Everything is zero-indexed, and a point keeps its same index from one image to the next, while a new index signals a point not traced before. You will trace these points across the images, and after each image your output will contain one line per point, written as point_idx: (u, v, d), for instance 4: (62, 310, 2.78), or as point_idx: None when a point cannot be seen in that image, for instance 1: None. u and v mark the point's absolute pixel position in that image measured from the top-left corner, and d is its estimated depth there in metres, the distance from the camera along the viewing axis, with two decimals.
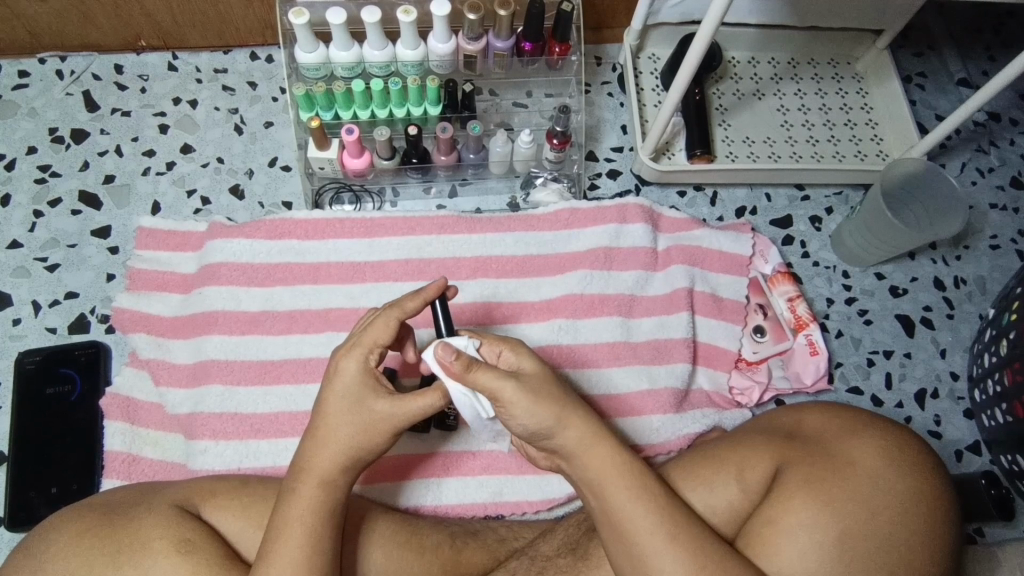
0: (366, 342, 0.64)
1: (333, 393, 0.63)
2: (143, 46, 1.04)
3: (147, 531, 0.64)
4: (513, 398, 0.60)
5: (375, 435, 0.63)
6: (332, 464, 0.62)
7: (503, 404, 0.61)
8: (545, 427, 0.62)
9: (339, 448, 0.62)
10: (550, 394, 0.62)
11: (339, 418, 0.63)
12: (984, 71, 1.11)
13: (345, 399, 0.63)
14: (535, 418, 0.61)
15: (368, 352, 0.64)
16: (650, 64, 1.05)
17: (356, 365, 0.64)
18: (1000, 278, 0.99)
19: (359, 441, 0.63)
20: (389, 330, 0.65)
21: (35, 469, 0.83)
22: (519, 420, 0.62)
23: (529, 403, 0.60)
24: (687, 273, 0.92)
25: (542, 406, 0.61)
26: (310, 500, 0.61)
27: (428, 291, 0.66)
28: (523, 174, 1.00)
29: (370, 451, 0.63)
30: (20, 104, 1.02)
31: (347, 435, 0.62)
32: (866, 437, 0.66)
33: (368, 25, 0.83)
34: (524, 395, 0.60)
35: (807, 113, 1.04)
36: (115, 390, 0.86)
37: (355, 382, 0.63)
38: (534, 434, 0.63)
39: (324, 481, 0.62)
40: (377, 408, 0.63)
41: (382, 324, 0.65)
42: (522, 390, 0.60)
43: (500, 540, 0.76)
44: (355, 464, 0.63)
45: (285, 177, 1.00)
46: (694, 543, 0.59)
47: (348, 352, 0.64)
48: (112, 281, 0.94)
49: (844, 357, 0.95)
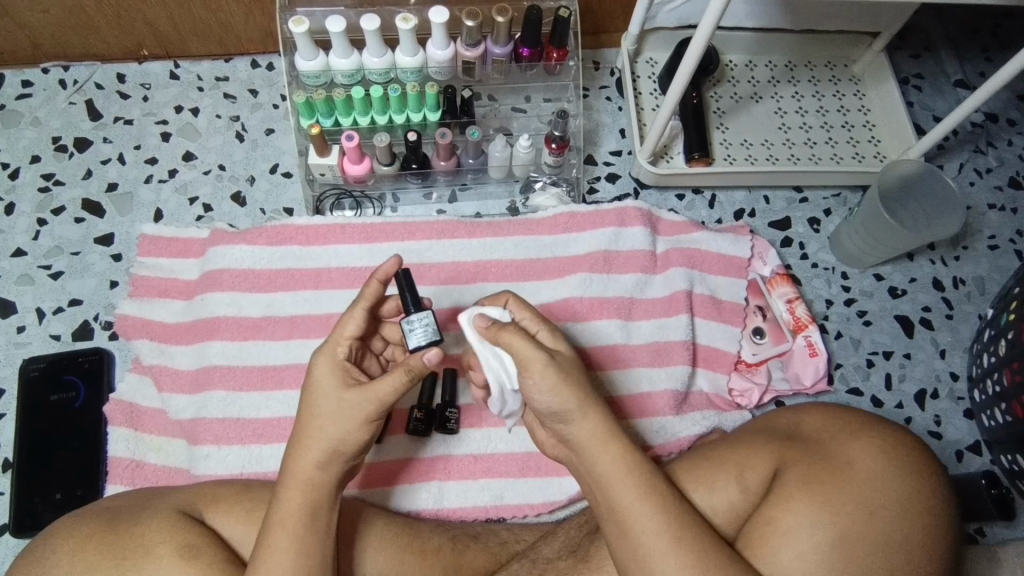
0: (335, 335, 0.66)
1: (310, 390, 0.64)
2: (145, 55, 1.05)
3: (153, 535, 0.65)
4: (543, 370, 0.62)
5: (347, 424, 0.63)
6: (314, 467, 0.62)
7: (531, 375, 0.62)
8: (566, 411, 0.63)
9: (317, 448, 0.63)
10: (576, 377, 0.63)
11: (314, 414, 0.63)
12: (981, 72, 1.12)
13: (320, 392, 0.64)
14: (559, 396, 0.62)
15: (336, 345, 0.66)
16: (648, 68, 1.06)
17: (326, 360, 0.65)
18: (999, 278, 1.00)
19: (335, 433, 0.63)
20: (357, 321, 0.66)
21: (39, 477, 0.84)
22: (544, 398, 0.63)
23: (555, 380, 0.62)
24: (686, 276, 0.92)
25: (568, 386, 0.62)
26: (293, 503, 0.62)
27: (379, 273, 0.66)
28: (523, 179, 1.01)
29: (348, 443, 0.63)
30: (23, 114, 1.02)
31: (323, 430, 0.63)
32: (867, 436, 0.66)
33: (368, 33, 0.84)
34: (554, 368, 0.62)
35: (805, 115, 1.04)
36: (119, 396, 0.87)
37: (327, 376, 0.64)
38: (551, 416, 0.64)
39: (307, 482, 0.62)
40: (346, 396, 0.63)
41: (351, 316, 0.66)
42: (553, 366, 0.62)
43: (501, 543, 0.76)
44: (334, 462, 0.63)
45: (286, 184, 1.01)
46: (699, 544, 0.60)
47: (319, 351, 0.66)
48: (115, 288, 0.95)
49: (844, 358, 0.95)
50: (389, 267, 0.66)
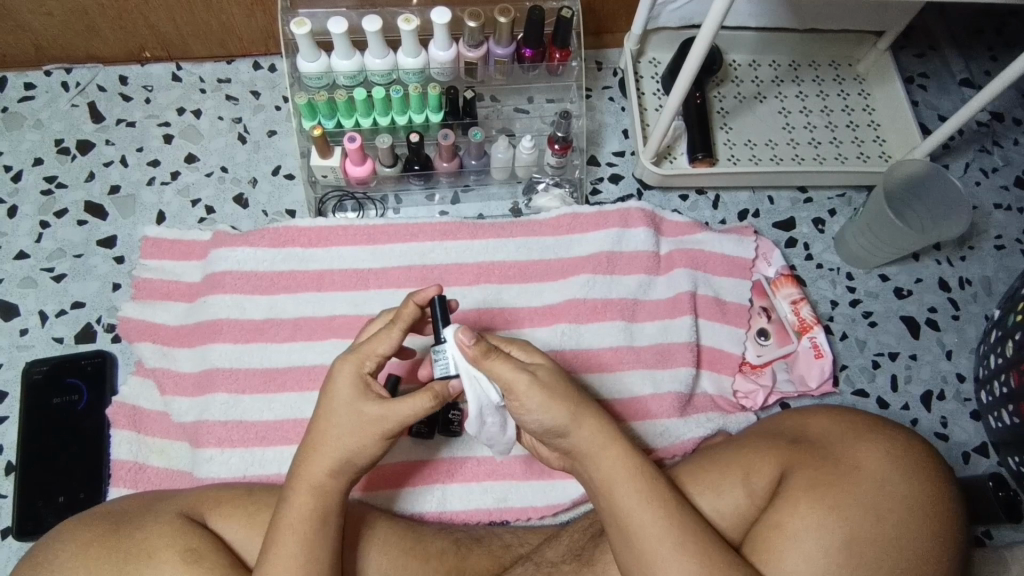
0: (366, 350, 0.64)
1: (328, 396, 0.63)
2: (147, 57, 1.05)
3: (154, 540, 0.65)
4: (527, 391, 0.61)
5: (364, 436, 0.62)
6: (322, 472, 0.62)
7: (518, 397, 0.62)
8: (559, 426, 0.63)
9: (328, 455, 0.62)
10: (564, 388, 0.63)
11: (332, 422, 0.63)
12: (987, 71, 1.11)
13: (337, 402, 0.63)
14: (549, 413, 0.62)
15: (365, 358, 0.64)
16: (651, 68, 1.06)
17: (352, 370, 0.64)
18: (1005, 278, 0.99)
19: (350, 444, 0.62)
20: (391, 342, 0.64)
21: (43, 481, 0.84)
22: (533, 416, 0.63)
23: (543, 397, 0.62)
24: (690, 277, 0.92)
25: (555, 399, 0.62)
26: (300, 508, 0.61)
27: (418, 296, 0.65)
28: (525, 180, 1.00)
29: (362, 454, 0.63)
30: (26, 116, 1.03)
31: (338, 439, 0.62)
32: (872, 440, 0.66)
33: (369, 33, 0.84)
34: (538, 388, 0.61)
35: (810, 115, 1.03)
36: (121, 400, 0.87)
37: (349, 387, 0.63)
38: (547, 431, 0.64)
39: (314, 488, 0.62)
40: (367, 411, 0.62)
41: (386, 335, 0.65)
42: (538, 384, 0.62)
43: (505, 547, 0.76)
44: (346, 470, 0.63)
45: (289, 186, 1.01)
46: (704, 549, 0.59)
47: (345, 357, 0.64)
48: (117, 290, 0.95)
49: (849, 359, 0.95)
50: (429, 292, 0.65)
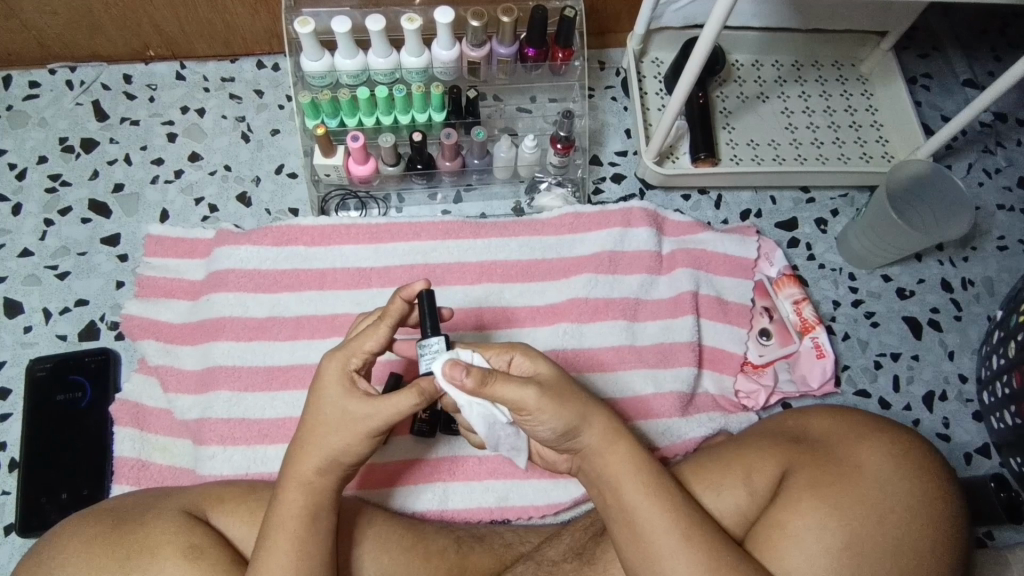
0: (352, 346, 0.64)
1: (316, 395, 0.64)
2: (151, 56, 1.06)
3: (157, 536, 0.65)
4: (538, 406, 0.60)
5: (347, 435, 0.62)
6: (314, 469, 0.63)
7: (529, 412, 0.60)
8: (571, 427, 0.62)
9: (319, 452, 0.63)
10: (568, 396, 0.62)
11: (321, 421, 0.63)
12: (990, 71, 1.11)
13: (325, 399, 0.63)
14: (560, 421, 0.61)
15: (351, 355, 0.64)
16: (654, 68, 1.06)
17: (338, 367, 0.64)
18: (1008, 279, 0.99)
19: (338, 443, 0.62)
20: (377, 339, 0.64)
21: (46, 478, 0.84)
22: (546, 428, 0.62)
23: (554, 408, 0.60)
24: (692, 277, 0.92)
25: (565, 408, 0.61)
26: (292, 506, 0.62)
27: (405, 291, 0.65)
28: (527, 179, 1.00)
29: (348, 454, 0.63)
30: (30, 114, 1.03)
31: (326, 438, 0.62)
32: (876, 441, 0.66)
33: (374, 33, 0.84)
34: (549, 401, 0.60)
35: (813, 116, 1.03)
36: (124, 397, 0.87)
37: (335, 384, 0.63)
38: (557, 437, 0.63)
39: (305, 484, 0.62)
40: (351, 408, 0.62)
41: (372, 332, 0.64)
42: (547, 396, 0.60)
43: (506, 545, 0.76)
44: (334, 469, 0.63)
45: (291, 185, 1.01)
46: (708, 545, 0.59)
47: (332, 354, 0.64)
48: (120, 288, 0.95)
49: (851, 360, 0.95)
50: (416, 287, 0.65)
